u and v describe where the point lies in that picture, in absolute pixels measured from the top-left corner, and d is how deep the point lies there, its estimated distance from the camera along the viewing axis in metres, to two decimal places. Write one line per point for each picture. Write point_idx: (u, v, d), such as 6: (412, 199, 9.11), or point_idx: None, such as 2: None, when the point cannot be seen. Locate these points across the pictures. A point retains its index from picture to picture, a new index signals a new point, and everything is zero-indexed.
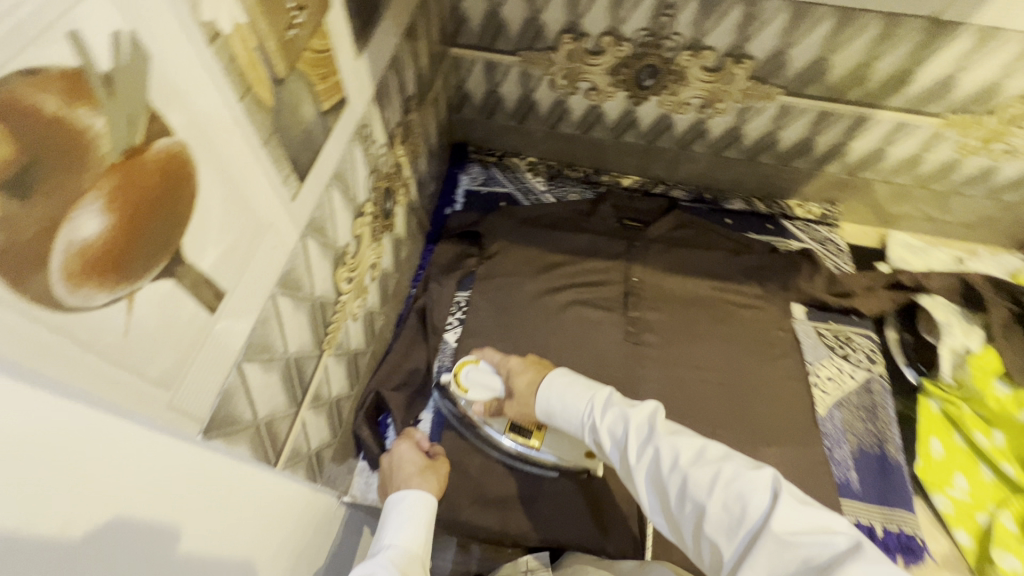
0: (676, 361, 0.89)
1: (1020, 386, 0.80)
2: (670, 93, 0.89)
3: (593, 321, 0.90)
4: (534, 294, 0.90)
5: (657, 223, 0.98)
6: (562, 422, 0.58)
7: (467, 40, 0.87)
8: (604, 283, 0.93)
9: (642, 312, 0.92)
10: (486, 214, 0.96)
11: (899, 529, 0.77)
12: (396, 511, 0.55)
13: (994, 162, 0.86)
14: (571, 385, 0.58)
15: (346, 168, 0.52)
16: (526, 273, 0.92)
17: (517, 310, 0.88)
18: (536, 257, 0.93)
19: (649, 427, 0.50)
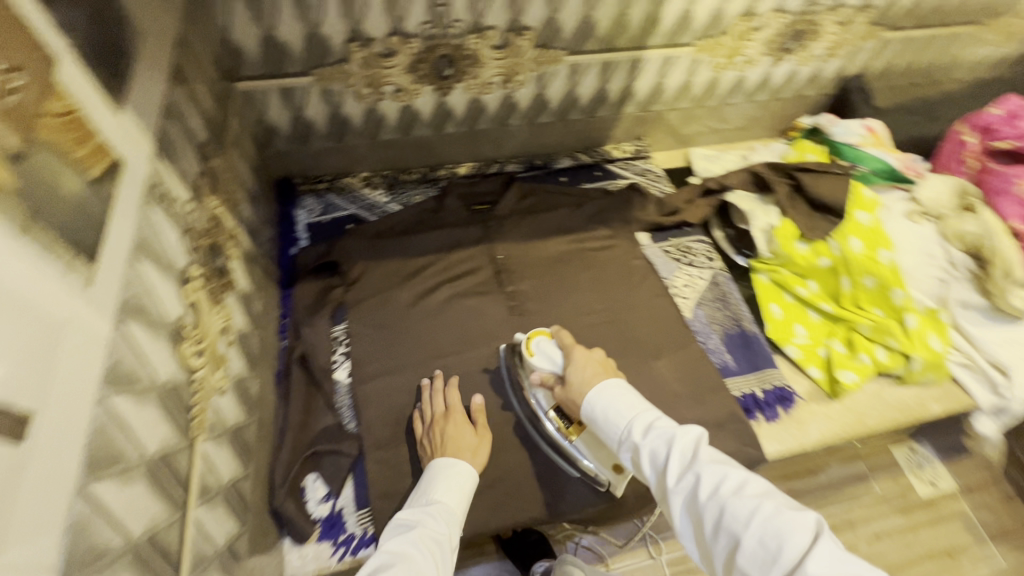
0: (557, 319, 0.96)
1: (814, 241, 0.98)
2: (472, 77, 0.93)
3: (472, 308, 0.95)
4: (412, 301, 0.94)
5: (504, 199, 1.07)
6: (604, 429, 0.68)
7: (250, 72, 0.83)
8: (473, 271, 0.99)
9: (516, 285, 0.98)
10: (340, 238, 0.98)
11: (773, 386, 0.92)
12: (440, 471, 0.72)
13: (741, 73, 1.09)
14: (620, 399, 0.68)
15: (148, 237, 0.49)
16: (398, 282, 0.95)
17: (398, 322, 0.92)
18: (403, 266, 0.97)
19: (691, 455, 0.60)
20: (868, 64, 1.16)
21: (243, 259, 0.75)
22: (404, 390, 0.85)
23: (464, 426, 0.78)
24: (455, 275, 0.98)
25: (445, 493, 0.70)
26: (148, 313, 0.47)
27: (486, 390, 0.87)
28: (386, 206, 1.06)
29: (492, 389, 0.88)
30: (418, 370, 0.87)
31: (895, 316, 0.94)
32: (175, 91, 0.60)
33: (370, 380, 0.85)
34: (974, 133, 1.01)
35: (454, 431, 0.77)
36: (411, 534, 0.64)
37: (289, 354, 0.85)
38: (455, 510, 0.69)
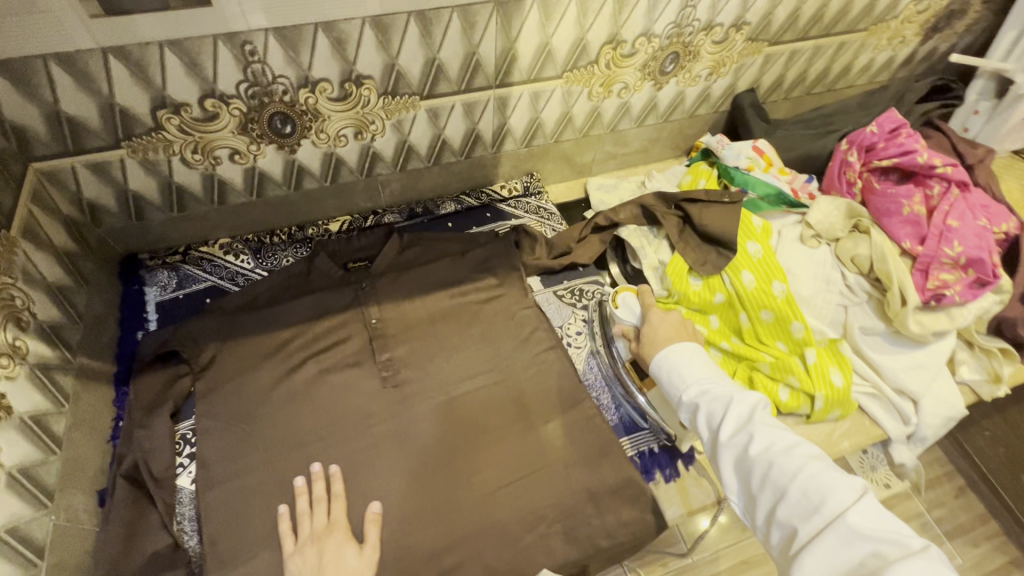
0: (439, 388, 0.87)
1: (706, 275, 0.92)
2: (318, 131, 0.85)
3: (339, 385, 0.85)
4: (272, 383, 0.83)
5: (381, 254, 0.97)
6: (665, 386, 0.72)
7: (44, 151, 0.72)
8: (344, 341, 0.89)
9: (392, 351, 0.89)
10: (190, 319, 0.87)
11: (668, 441, 0.86)
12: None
13: (623, 99, 1.03)
14: (684, 360, 0.71)
15: None
16: (256, 363, 0.85)
17: (253, 410, 0.81)
18: (261, 344, 0.86)
19: (746, 416, 0.64)
20: (757, 80, 1.11)
21: (32, 374, 0.65)
22: (257, 492, 0.75)
23: (346, 543, 0.70)
24: (322, 347, 0.88)
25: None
26: None
27: (349, 481, 0.77)
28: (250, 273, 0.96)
29: (358, 479, 0.78)
30: (274, 466, 0.77)
31: (796, 351, 0.88)
32: None
33: (216, 485, 0.75)
34: (854, 152, 0.97)
35: (334, 548, 0.70)
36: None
37: (118, 466, 0.73)
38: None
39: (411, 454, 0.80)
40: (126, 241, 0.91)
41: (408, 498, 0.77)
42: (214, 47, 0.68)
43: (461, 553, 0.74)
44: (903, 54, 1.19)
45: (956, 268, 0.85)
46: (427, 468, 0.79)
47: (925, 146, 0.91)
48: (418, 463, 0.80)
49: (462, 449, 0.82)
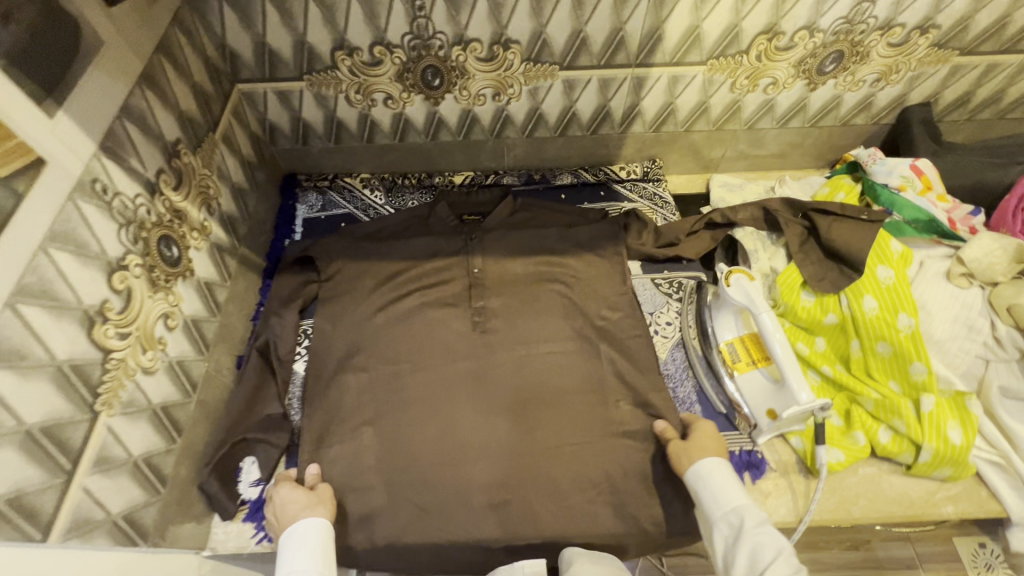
0: (523, 344, 0.91)
1: (822, 292, 0.86)
2: (462, 87, 0.92)
3: (436, 320, 0.92)
4: (380, 306, 0.93)
5: (494, 212, 1.02)
6: (704, 500, 0.70)
7: (248, 75, 0.88)
8: (446, 282, 0.96)
9: (486, 301, 0.94)
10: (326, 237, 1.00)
11: (740, 449, 0.81)
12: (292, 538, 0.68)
13: (768, 95, 0.97)
14: (726, 477, 0.70)
15: (69, 228, 0.54)
16: (370, 285, 0.95)
17: (362, 322, 0.92)
18: (377, 270, 0.97)
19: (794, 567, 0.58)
20: (936, 93, 0.98)
21: (211, 250, 0.81)
22: (352, 391, 0.87)
23: (290, 488, 0.74)
24: (426, 283, 0.96)
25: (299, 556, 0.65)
26: (51, 296, 0.52)
27: (426, 403, 0.86)
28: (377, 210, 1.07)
29: (433, 402, 0.86)
30: (369, 374, 0.88)
31: (910, 394, 0.80)
32: (139, 94, 0.66)
33: (322, 376, 0.88)
34: None
35: (284, 493, 0.73)
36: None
37: (255, 340, 0.89)
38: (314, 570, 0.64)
39: (484, 394, 0.87)
40: (292, 162, 1.07)
41: (475, 431, 0.83)
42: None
43: (511, 492, 0.79)
44: None
45: None
46: (496, 411, 0.85)
47: None
48: (488, 405, 0.86)
49: (532, 403, 0.86)
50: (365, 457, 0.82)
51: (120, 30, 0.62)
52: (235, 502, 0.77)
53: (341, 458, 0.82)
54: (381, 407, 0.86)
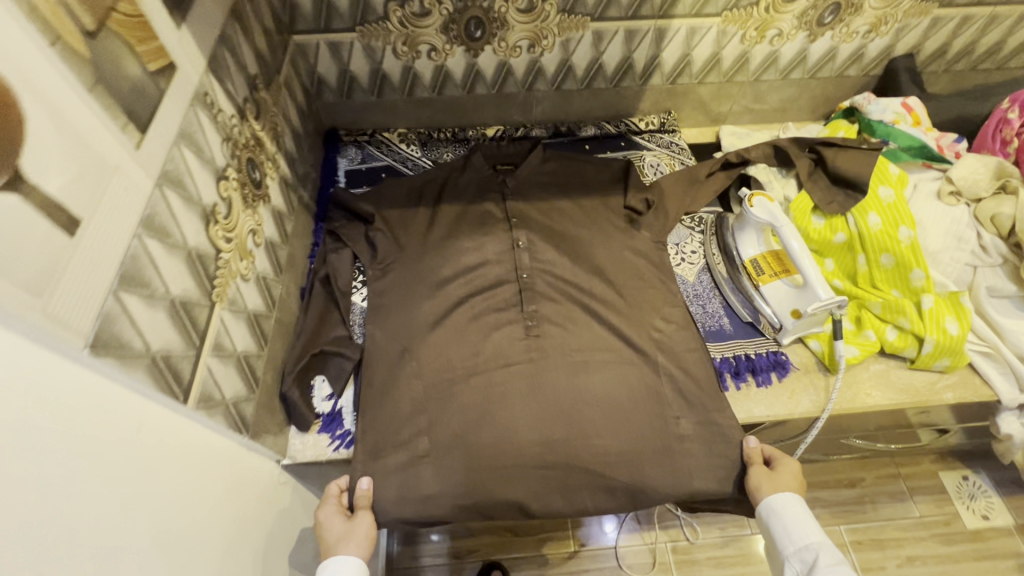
0: (580, 348, 0.87)
1: (830, 215, 0.97)
2: (501, 39, 1.00)
3: (488, 324, 0.89)
4: (428, 247, 0.96)
5: (525, 163, 1.07)
6: (776, 536, 0.74)
7: (304, 26, 0.95)
8: (497, 288, 0.92)
9: (537, 305, 0.90)
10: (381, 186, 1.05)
11: (767, 351, 0.91)
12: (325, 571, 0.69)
13: (773, 47, 1.08)
14: (805, 515, 0.73)
15: (191, 129, 0.60)
16: (419, 240, 0.97)
17: (413, 267, 0.94)
18: (425, 269, 0.93)
19: None
20: (919, 44, 1.11)
21: (280, 184, 0.87)
22: (406, 394, 0.84)
23: (334, 511, 0.75)
24: (472, 280, 0.93)
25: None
26: (184, 187, 0.58)
27: (483, 407, 0.82)
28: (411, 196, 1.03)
29: (488, 405, 0.82)
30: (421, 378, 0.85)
31: (913, 297, 0.91)
32: (231, 26, 0.72)
33: (376, 368, 0.87)
34: (1016, 109, 0.93)
35: (327, 515, 0.75)
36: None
37: (316, 274, 0.95)
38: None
39: (541, 399, 0.83)
40: (333, 116, 1.14)
41: (535, 441, 0.80)
42: None
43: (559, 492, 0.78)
44: None
45: None
46: (553, 420, 0.81)
47: None
48: (549, 411, 0.82)
49: (591, 411, 0.83)
50: (422, 467, 0.78)
51: None
52: (314, 412, 0.83)
53: (402, 386, 0.84)
54: (435, 413, 0.82)
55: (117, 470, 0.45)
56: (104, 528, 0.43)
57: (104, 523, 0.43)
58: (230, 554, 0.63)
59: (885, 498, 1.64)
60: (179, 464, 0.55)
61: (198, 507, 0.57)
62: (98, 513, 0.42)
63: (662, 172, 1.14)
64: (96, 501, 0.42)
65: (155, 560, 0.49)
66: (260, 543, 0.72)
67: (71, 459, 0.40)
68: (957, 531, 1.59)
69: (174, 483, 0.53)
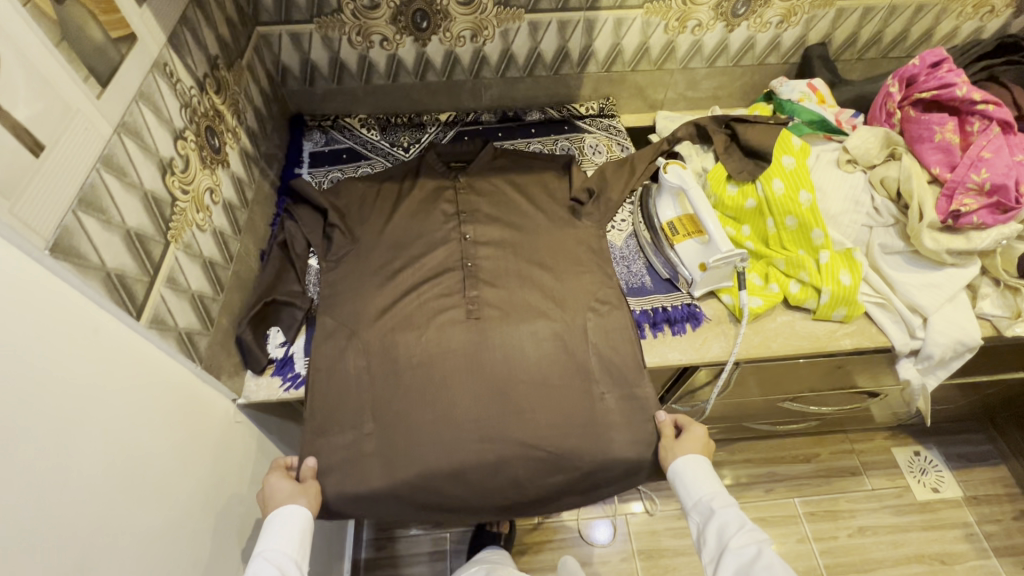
0: (517, 323, 0.97)
1: (742, 182, 1.06)
2: (445, 30, 1.12)
3: (435, 307, 0.99)
4: (381, 230, 1.09)
5: (477, 159, 1.21)
6: (681, 491, 0.82)
7: (266, 18, 1.06)
8: (443, 277, 1.02)
9: (480, 292, 1.00)
10: (342, 184, 1.17)
11: (682, 304, 1.00)
12: (273, 523, 0.76)
13: (695, 36, 1.19)
14: (708, 472, 0.82)
15: (150, 92, 0.71)
16: (380, 217, 1.12)
17: (369, 242, 1.07)
18: (375, 260, 1.05)
19: (757, 545, 0.71)
20: (829, 33, 1.22)
21: (241, 154, 0.97)
22: (355, 350, 0.94)
23: (280, 474, 0.82)
24: (422, 267, 1.04)
25: (278, 542, 0.74)
26: (141, 137, 0.68)
27: (421, 378, 0.91)
28: (373, 191, 1.15)
29: (426, 375, 0.91)
30: (367, 357, 0.94)
31: (813, 254, 1.00)
32: (192, 10, 0.83)
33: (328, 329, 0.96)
34: (896, 82, 1.03)
35: (274, 479, 0.82)
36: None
37: (275, 239, 1.05)
38: (291, 554, 0.73)
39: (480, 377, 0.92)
40: (299, 103, 1.25)
41: (473, 421, 0.88)
42: None
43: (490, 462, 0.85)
44: (992, 26, 1.25)
45: (980, 194, 0.91)
46: (482, 391, 0.90)
47: (966, 79, 0.97)
48: (489, 388, 0.91)
49: (521, 385, 0.91)
50: (363, 442, 0.87)
51: None
52: (267, 357, 0.92)
53: (356, 335, 0.95)
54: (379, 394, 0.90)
55: (65, 357, 0.55)
56: (49, 399, 0.52)
57: (48, 391, 0.52)
58: (177, 462, 0.72)
59: (840, 472, 1.70)
60: (129, 372, 0.64)
61: (142, 412, 0.66)
62: (42, 384, 0.51)
63: (600, 153, 1.25)
64: (40, 373, 0.52)
65: (96, 442, 0.58)
66: (212, 465, 0.80)
67: (21, 333, 0.49)
68: (909, 502, 1.64)
69: (119, 385, 0.62)
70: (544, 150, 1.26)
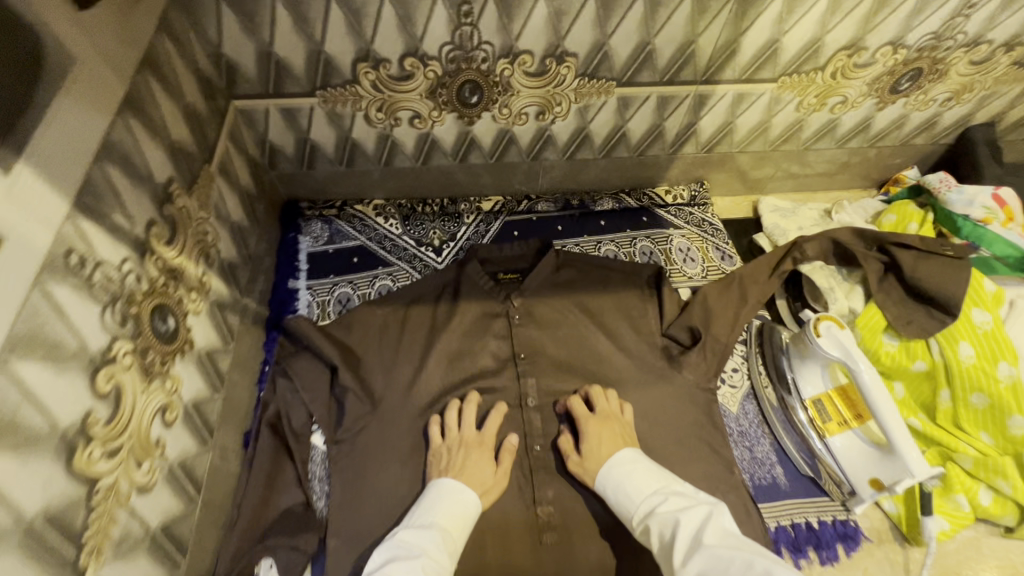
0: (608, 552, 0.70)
1: (907, 337, 0.79)
2: (502, 106, 0.79)
3: (496, 524, 0.71)
4: (407, 388, 0.78)
5: (535, 271, 0.88)
6: (618, 508, 0.66)
7: (247, 90, 0.72)
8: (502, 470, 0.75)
9: (552, 493, 0.73)
10: (354, 309, 0.85)
11: (834, 520, 0.73)
12: (445, 491, 0.65)
13: (834, 115, 0.88)
14: (636, 469, 0.67)
15: (34, 328, 0.39)
16: (409, 362, 0.80)
17: (391, 410, 0.76)
18: (405, 441, 0.74)
19: (698, 540, 0.55)
20: (1003, 113, 0.92)
21: (212, 310, 0.66)
22: None
23: (483, 456, 0.70)
24: None
25: (449, 518, 0.63)
26: (15, 430, 0.37)
27: None
28: (394, 320, 0.83)
29: None
30: None
31: (1014, 452, 0.73)
32: (122, 127, 0.50)
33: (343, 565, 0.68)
34: None
35: (472, 460, 0.70)
36: (417, 563, 0.57)
37: (263, 413, 0.75)
38: (455, 538, 0.62)
39: None
40: (292, 187, 0.92)
41: None
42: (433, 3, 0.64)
43: None
44: None
45: None
46: None
47: None
48: None
49: None
50: None
51: (95, 41, 0.47)
52: None
53: None
54: None
55: None
56: None
57: None
58: None
59: None
60: None
61: None
62: None
63: (693, 259, 0.95)
64: None
65: None
66: None
67: None
68: None
69: None
70: (620, 254, 0.95)
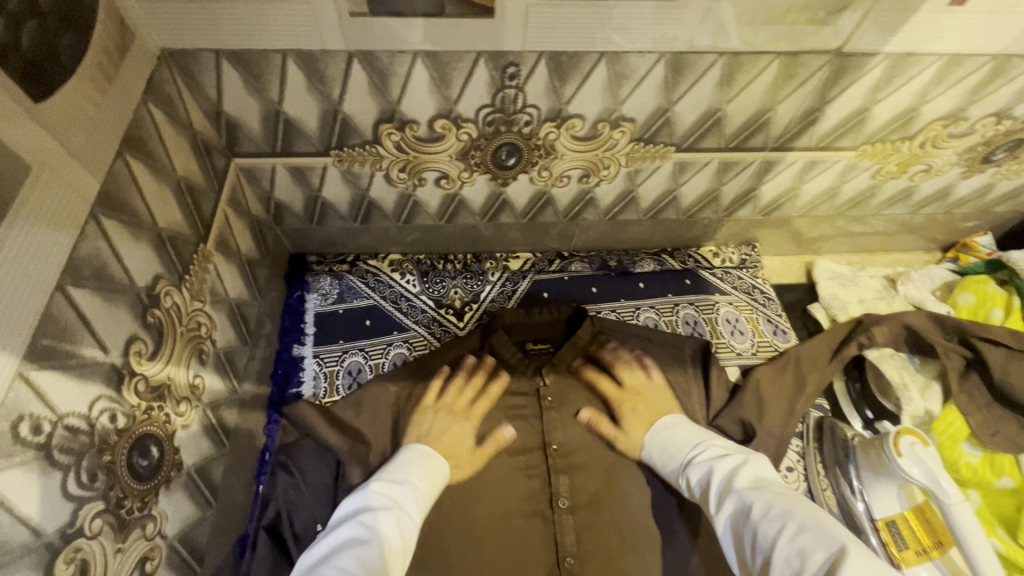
0: None
1: (992, 450, 0.70)
2: (542, 168, 0.69)
3: None
4: None
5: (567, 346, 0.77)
6: (656, 456, 0.63)
7: (250, 148, 0.62)
8: None
9: None
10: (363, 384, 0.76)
11: None
12: (420, 458, 0.61)
13: (913, 182, 0.78)
14: (678, 430, 0.64)
15: None
16: None
17: None
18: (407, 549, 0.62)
19: (732, 483, 0.52)
20: None
21: (205, 414, 0.56)
22: None
23: (451, 418, 0.68)
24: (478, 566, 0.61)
25: (420, 479, 0.58)
26: None
27: None
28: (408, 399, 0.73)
29: None
30: None
31: None
32: (92, 237, 0.40)
33: None
34: None
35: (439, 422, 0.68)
36: (392, 516, 0.52)
37: (261, 514, 0.67)
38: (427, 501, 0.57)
39: None
40: (300, 241, 0.82)
41: None
42: (474, 64, 0.54)
43: None
44: None
45: None
46: None
47: None
48: None
49: None
50: None
51: (56, 139, 0.37)
52: None
53: None
54: None
55: None
56: None
57: None
58: None
59: None
60: None
61: None
62: None
63: (742, 332, 0.86)
64: None
65: None
66: None
67: None
68: None
69: None
70: (660, 322, 0.85)
